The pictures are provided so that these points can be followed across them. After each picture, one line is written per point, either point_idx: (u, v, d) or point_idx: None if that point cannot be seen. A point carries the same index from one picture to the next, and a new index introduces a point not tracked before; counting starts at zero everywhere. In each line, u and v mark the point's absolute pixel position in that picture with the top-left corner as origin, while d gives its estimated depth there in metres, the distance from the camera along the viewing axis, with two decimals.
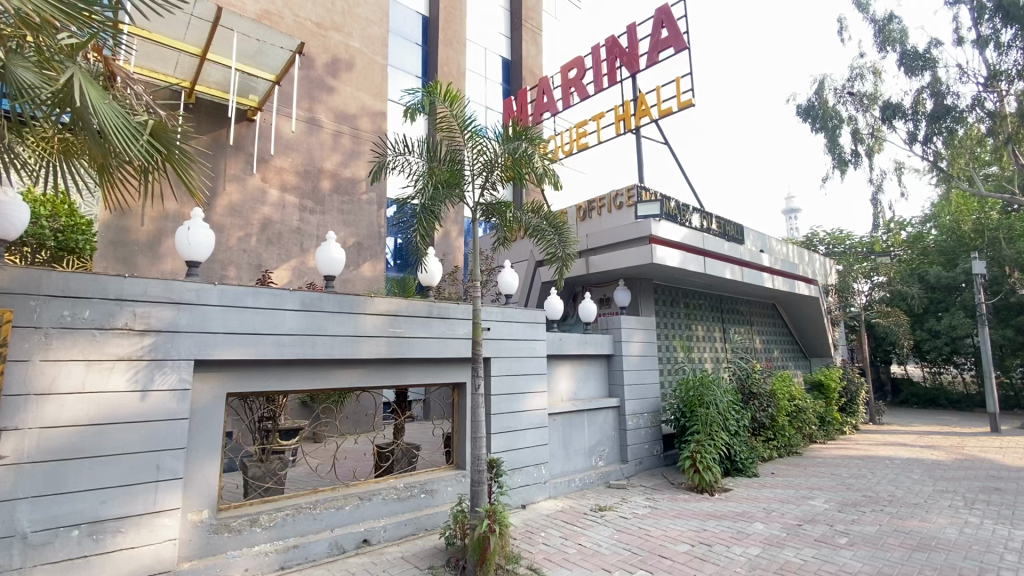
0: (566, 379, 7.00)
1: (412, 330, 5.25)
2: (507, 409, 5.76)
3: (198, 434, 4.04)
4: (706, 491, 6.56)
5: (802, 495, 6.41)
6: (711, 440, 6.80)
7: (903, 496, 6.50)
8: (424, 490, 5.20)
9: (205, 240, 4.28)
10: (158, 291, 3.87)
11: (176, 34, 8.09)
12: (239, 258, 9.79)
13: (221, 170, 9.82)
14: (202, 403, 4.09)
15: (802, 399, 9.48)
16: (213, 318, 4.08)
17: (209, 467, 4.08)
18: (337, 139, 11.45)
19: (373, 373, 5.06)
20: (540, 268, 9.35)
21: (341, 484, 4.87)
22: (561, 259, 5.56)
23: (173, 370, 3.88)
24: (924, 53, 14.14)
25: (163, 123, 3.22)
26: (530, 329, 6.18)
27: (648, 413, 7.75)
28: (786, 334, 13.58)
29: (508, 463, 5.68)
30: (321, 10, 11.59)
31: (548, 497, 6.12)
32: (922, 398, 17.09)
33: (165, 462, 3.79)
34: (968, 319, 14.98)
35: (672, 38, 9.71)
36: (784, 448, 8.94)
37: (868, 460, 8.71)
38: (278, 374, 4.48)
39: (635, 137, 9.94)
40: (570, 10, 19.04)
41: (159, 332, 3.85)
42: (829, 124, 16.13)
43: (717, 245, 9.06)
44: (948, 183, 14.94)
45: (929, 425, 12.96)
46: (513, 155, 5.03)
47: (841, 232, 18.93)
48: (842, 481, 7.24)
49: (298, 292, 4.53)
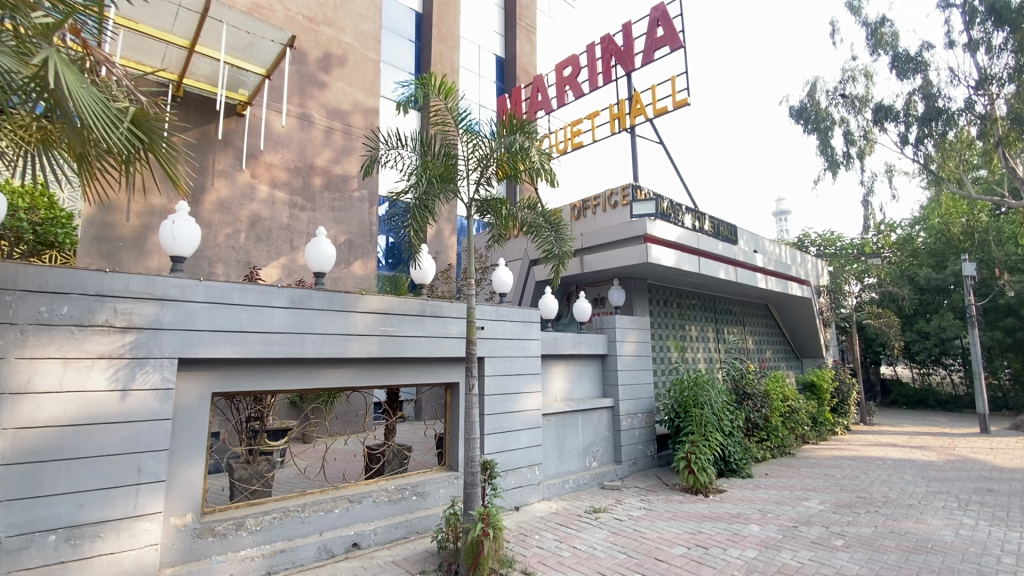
0: (560, 379, 6.93)
1: (404, 328, 5.14)
2: (500, 409, 5.67)
3: (181, 435, 3.91)
4: (700, 493, 6.50)
5: (797, 496, 6.38)
6: (706, 441, 6.76)
7: (897, 497, 6.49)
8: (415, 492, 5.09)
9: (191, 235, 4.15)
10: (140, 286, 3.74)
11: (163, 25, 7.91)
12: (228, 255, 9.61)
13: (210, 166, 9.63)
14: (186, 403, 3.95)
15: (795, 399, 9.48)
16: (198, 315, 3.95)
17: (193, 469, 3.95)
18: (328, 135, 11.29)
19: (364, 372, 4.94)
20: (535, 267, 9.27)
21: (330, 486, 4.76)
22: (557, 257, 5.47)
23: (155, 369, 3.74)
24: (915, 56, 14.25)
25: (146, 111, 3.07)
26: (524, 328, 6.09)
27: (643, 413, 7.68)
28: (779, 335, 13.61)
29: (501, 464, 5.59)
30: (312, 4, 11.42)
31: (541, 498, 6.03)
32: (911, 398, 17.23)
33: (147, 464, 3.66)
34: (957, 320, 15.13)
35: (667, 36, 9.67)
36: (777, 449, 8.92)
37: (861, 461, 8.72)
38: (266, 373, 4.35)
39: (630, 136, 9.88)
40: (564, 9, 18.98)
41: (141, 329, 3.72)
42: (822, 125, 16.19)
43: (711, 245, 9.02)
44: (938, 186, 15.07)
45: (919, 425, 13.04)
46: (509, 150, 4.94)
47: (832, 233, 19.03)
48: (836, 482, 7.22)
49: (287, 289, 4.41)
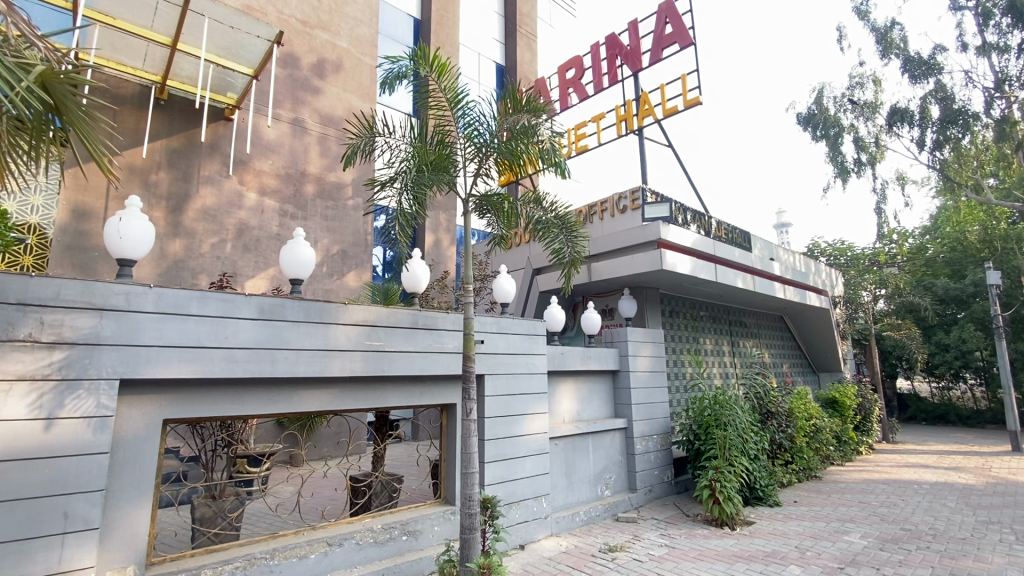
0: (568, 398, 6.29)
1: (394, 342, 4.53)
2: (503, 434, 5.03)
3: (123, 471, 3.28)
4: (726, 526, 5.82)
5: (836, 530, 5.70)
6: (731, 467, 6.10)
7: (947, 530, 5.78)
8: (405, 532, 4.43)
9: (143, 234, 3.58)
10: (74, 293, 3.14)
11: (143, 21, 7.44)
12: (212, 265, 9.03)
13: (194, 172, 9.10)
14: (129, 434, 3.33)
15: (819, 418, 8.81)
16: (145, 328, 3.35)
17: (136, 511, 3.31)
18: (322, 142, 10.79)
19: (349, 394, 4.33)
20: (539, 276, 8.69)
21: (306, 527, 4.10)
22: (569, 261, 4.89)
23: (90, 394, 3.13)
24: (928, 59, 13.79)
25: (57, 73, 2.63)
26: (528, 341, 5.48)
27: (659, 435, 7.01)
28: (794, 348, 12.96)
29: (503, 497, 4.93)
30: (306, 8, 11.00)
31: (549, 534, 5.36)
32: (931, 414, 16.50)
33: (75, 509, 3.02)
34: (979, 332, 14.48)
35: (676, 34, 9.19)
36: (802, 472, 8.24)
37: (894, 485, 7.99)
38: (231, 397, 3.74)
39: (638, 138, 9.36)
40: (565, 18, 18.63)
41: (74, 345, 3.11)
42: (830, 132, 15.70)
43: (727, 252, 8.45)
44: (954, 192, 14.54)
45: (945, 443, 12.32)
46: (512, 137, 4.38)
47: (843, 243, 18.41)
48: (875, 511, 6.52)
49: (256, 297, 3.81)
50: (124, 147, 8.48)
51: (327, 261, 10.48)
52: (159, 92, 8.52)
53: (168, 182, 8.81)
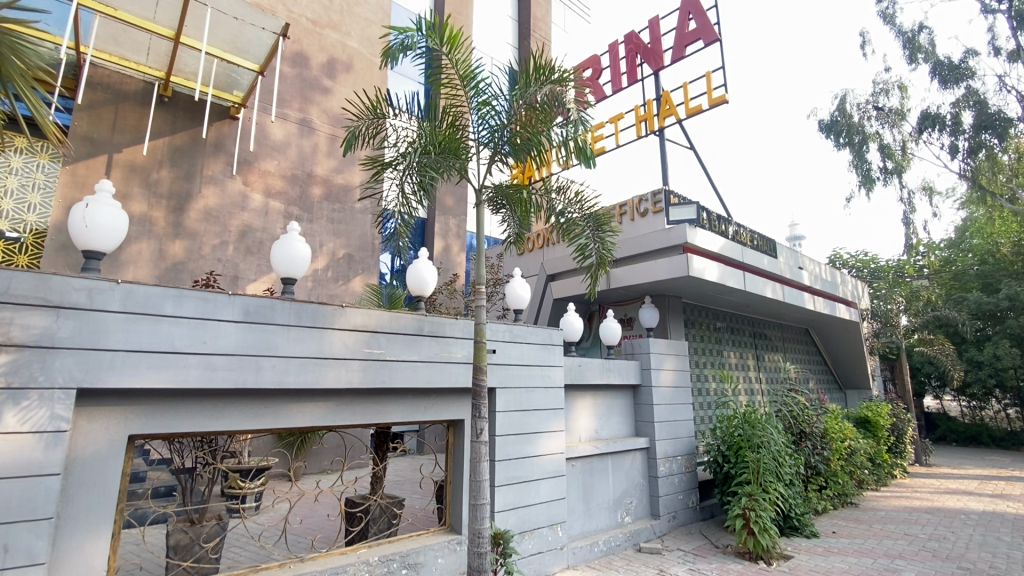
0: (586, 415, 5.79)
1: (396, 351, 4.07)
2: (517, 454, 4.54)
3: (79, 495, 2.83)
4: (761, 560, 5.25)
5: (886, 568, 5.11)
6: (766, 493, 5.52)
7: (1008, 569, 5.17)
8: (405, 565, 3.93)
9: (114, 223, 3.17)
10: (28, 287, 2.72)
11: (144, 13, 7.13)
12: (212, 267, 8.66)
13: (197, 172, 8.76)
14: (86, 451, 2.87)
15: (854, 439, 8.18)
16: (111, 331, 2.92)
17: (93, 542, 2.86)
18: (330, 143, 10.44)
19: (345, 408, 3.86)
20: (555, 282, 8.25)
21: (293, 559, 3.62)
22: (595, 260, 4.46)
23: (42, 404, 2.70)
24: (960, 64, 13.19)
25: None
26: (544, 352, 4.99)
27: (683, 456, 6.46)
28: (819, 363, 12.33)
29: (515, 527, 4.42)
30: (316, 7, 10.72)
31: (565, 567, 4.83)
32: (963, 435, 15.60)
33: (18, 541, 2.58)
34: (1015, 349, 13.66)
35: (700, 29, 8.75)
36: (837, 498, 7.61)
37: (939, 515, 7.31)
38: (209, 410, 3.29)
39: (659, 139, 8.88)
40: (580, 24, 18.32)
41: (24, 348, 2.69)
42: (855, 139, 15.10)
43: (756, 258, 7.93)
44: (986, 202, 13.82)
45: (984, 467, 11.54)
46: (533, 113, 3.91)
47: (867, 254, 17.68)
48: (924, 545, 5.90)
49: (241, 297, 3.37)
50: (124, 144, 8.15)
51: (333, 266, 10.10)
52: (163, 88, 8.25)
53: (169, 180, 8.47)
